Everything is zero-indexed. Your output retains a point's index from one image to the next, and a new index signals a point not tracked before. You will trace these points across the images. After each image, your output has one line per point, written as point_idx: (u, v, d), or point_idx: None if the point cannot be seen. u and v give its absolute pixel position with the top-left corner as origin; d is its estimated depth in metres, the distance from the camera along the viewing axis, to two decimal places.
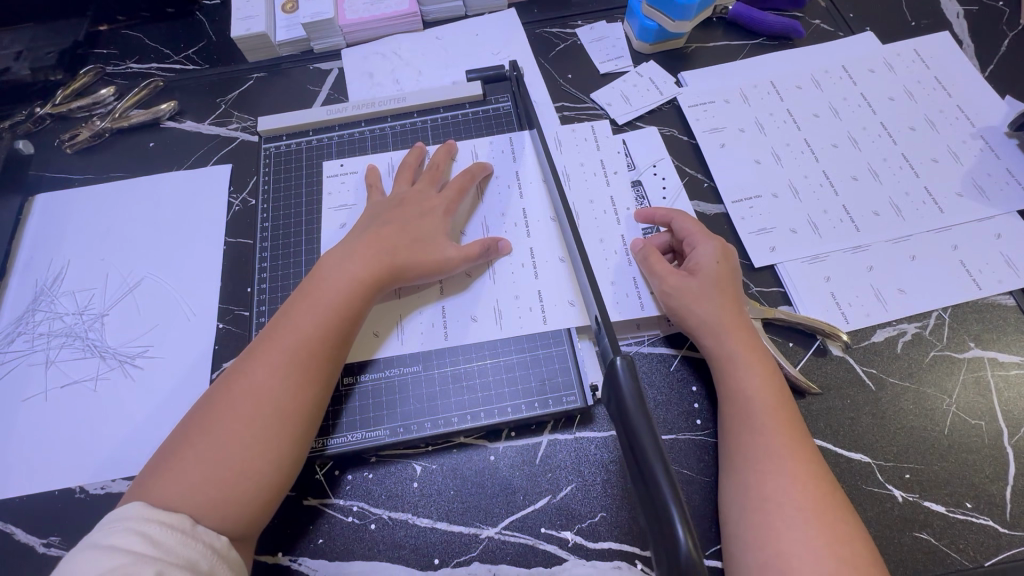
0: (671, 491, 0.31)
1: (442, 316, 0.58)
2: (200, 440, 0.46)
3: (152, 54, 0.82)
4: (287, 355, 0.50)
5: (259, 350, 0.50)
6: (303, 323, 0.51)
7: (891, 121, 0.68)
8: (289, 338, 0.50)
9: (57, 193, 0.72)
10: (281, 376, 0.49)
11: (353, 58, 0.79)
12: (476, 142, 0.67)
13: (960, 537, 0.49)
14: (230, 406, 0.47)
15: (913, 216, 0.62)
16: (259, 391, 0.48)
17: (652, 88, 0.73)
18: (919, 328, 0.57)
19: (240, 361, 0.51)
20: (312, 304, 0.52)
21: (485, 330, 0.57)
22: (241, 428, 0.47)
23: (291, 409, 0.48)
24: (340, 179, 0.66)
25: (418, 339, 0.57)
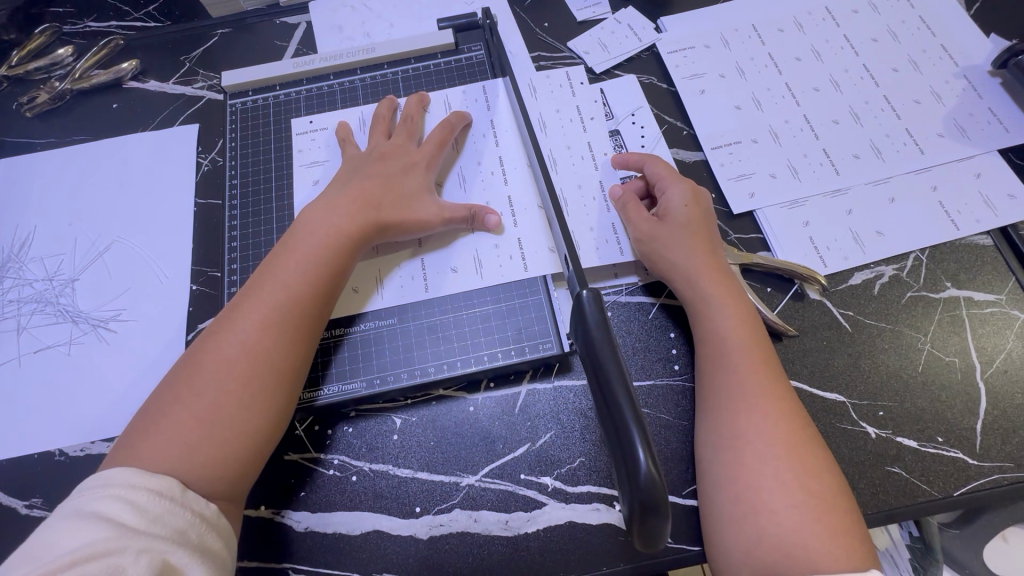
0: (634, 421, 0.33)
1: (419, 268, 0.57)
2: (187, 398, 0.46)
3: (111, 12, 0.79)
4: (272, 311, 0.49)
5: (241, 307, 0.49)
6: (288, 280, 0.50)
7: (874, 62, 0.66)
8: (275, 295, 0.49)
9: (19, 158, 0.69)
10: (269, 334, 0.48)
11: (320, 10, 0.76)
12: (450, 94, 0.65)
13: (931, 470, 0.50)
14: (214, 365, 0.47)
15: (893, 157, 0.61)
16: (244, 349, 0.47)
17: (630, 35, 0.70)
18: (897, 270, 0.57)
19: (222, 318, 0.50)
20: (297, 261, 0.51)
21: (463, 282, 0.56)
22: (227, 387, 0.46)
23: (279, 367, 0.48)
24: (310, 135, 0.64)
25: (397, 293, 0.56)
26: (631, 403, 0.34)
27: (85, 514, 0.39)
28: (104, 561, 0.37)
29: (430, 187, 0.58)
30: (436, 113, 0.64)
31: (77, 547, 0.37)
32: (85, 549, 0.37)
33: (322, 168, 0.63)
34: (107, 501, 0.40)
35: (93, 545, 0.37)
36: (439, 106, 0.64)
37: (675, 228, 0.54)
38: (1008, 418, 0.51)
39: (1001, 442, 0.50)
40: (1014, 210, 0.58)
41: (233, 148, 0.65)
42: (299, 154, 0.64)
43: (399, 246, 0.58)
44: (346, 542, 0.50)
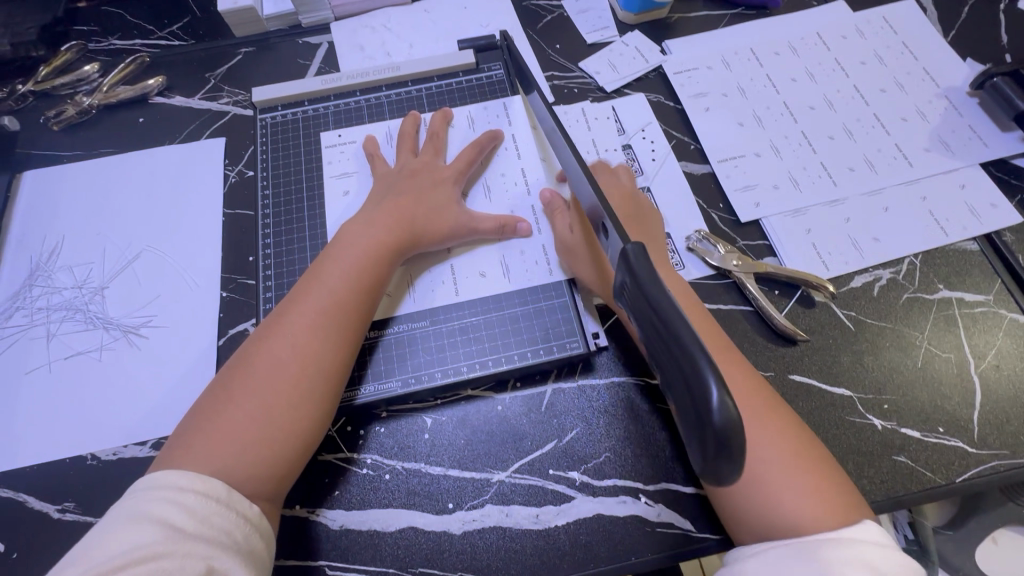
0: (713, 375, 0.30)
1: (448, 273, 0.60)
2: (237, 396, 0.47)
3: (136, 31, 0.81)
4: (318, 317, 0.51)
5: (287, 314, 0.51)
6: (331, 284, 0.52)
7: (864, 84, 0.72)
8: (320, 298, 0.52)
9: (46, 170, 0.71)
10: (315, 334, 0.50)
11: (342, 31, 0.79)
12: (473, 109, 0.68)
13: (933, 458, 0.53)
14: (264, 369, 0.49)
15: (885, 170, 0.66)
16: (295, 352, 0.49)
17: (638, 56, 0.75)
18: (894, 273, 0.61)
19: (269, 323, 0.52)
20: (339, 267, 0.54)
21: (492, 287, 0.59)
22: (276, 390, 0.48)
23: (324, 368, 0.50)
24: (338, 148, 0.67)
25: (424, 298, 0.59)
26: (719, 387, 0.30)
27: (137, 516, 0.40)
28: (153, 564, 0.38)
29: (460, 202, 0.61)
30: (460, 128, 0.67)
31: (127, 550, 0.38)
32: (135, 552, 0.38)
33: (351, 178, 0.65)
34: (156, 504, 0.41)
35: (142, 548, 0.39)
36: (462, 121, 0.68)
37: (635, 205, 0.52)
38: (1001, 409, 0.55)
39: (996, 431, 0.54)
40: (995, 218, 0.63)
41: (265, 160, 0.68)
42: (327, 165, 0.66)
43: (429, 254, 0.60)
44: (382, 539, 0.51)
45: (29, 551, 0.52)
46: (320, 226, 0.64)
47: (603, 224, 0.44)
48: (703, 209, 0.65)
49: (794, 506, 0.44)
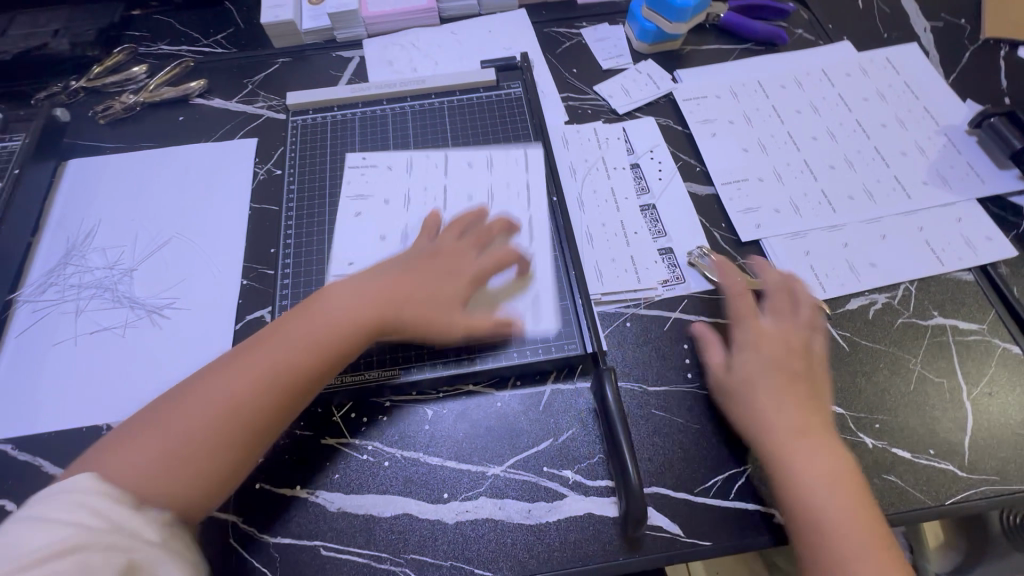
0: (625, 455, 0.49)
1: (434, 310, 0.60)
2: (172, 416, 0.46)
3: (183, 38, 0.88)
4: (276, 371, 0.49)
5: (252, 352, 0.50)
6: (297, 338, 0.51)
7: (865, 118, 0.75)
8: (282, 346, 0.50)
9: (90, 159, 0.76)
10: (267, 382, 0.49)
11: (373, 47, 0.85)
12: (465, 164, 0.70)
13: (924, 479, 0.54)
14: (207, 396, 0.47)
15: (883, 200, 0.68)
16: (241, 395, 0.47)
17: (650, 83, 0.80)
18: (889, 298, 0.63)
19: (235, 353, 0.51)
20: (312, 321, 0.52)
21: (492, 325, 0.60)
22: (210, 423, 0.46)
23: (260, 422, 0.48)
24: (359, 171, 0.70)
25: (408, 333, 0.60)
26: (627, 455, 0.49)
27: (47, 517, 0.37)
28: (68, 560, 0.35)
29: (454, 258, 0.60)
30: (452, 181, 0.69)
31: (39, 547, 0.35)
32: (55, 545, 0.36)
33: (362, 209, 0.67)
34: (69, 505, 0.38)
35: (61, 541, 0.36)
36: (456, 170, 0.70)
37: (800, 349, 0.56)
38: (992, 435, 0.56)
39: (988, 456, 0.55)
40: (991, 251, 0.65)
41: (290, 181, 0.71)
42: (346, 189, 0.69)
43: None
44: (377, 524, 0.53)
45: None
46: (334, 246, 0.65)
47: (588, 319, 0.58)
48: (705, 228, 0.68)
49: (852, 564, 0.45)
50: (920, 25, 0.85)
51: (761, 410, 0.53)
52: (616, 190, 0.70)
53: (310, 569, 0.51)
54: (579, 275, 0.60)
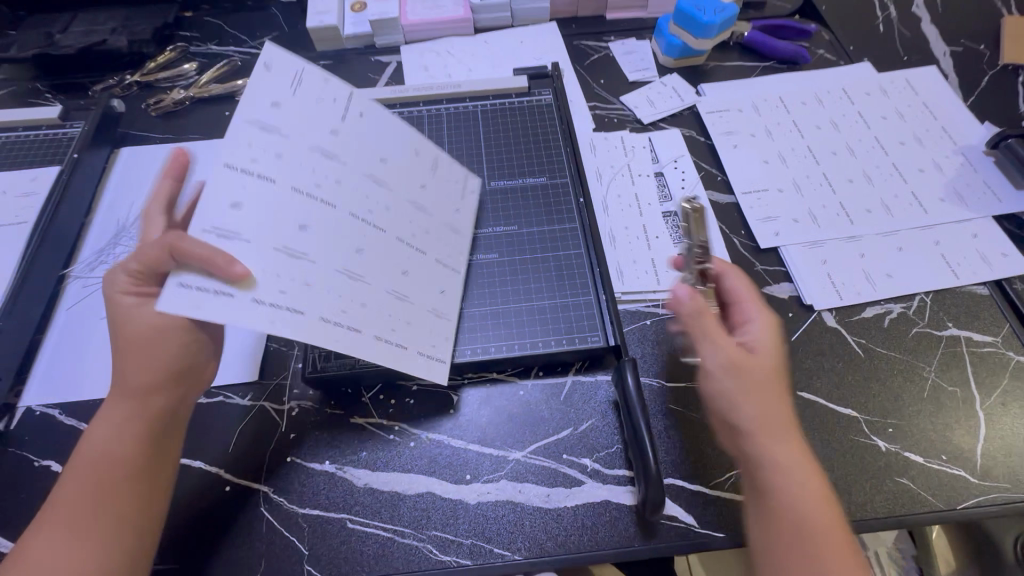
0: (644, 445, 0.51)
1: (284, 266, 0.46)
2: (24, 549, 0.43)
3: (231, 39, 0.93)
4: (105, 468, 0.45)
5: (84, 456, 0.46)
6: (117, 433, 0.46)
7: (884, 135, 0.77)
8: (100, 447, 0.46)
9: (140, 148, 0.80)
10: (100, 478, 0.45)
11: (410, 53, 0.89)
12: (451, 254, 0.61)
13: (936, 483, 0.55)
14: (62, 505, 0.44)
15: (900, 214, 0.70)
16: (92, 488, 0.45)
17: (674, 95, 0.83)
18: (904, 308, 0.64)
19: (75, 456, 0.46)
20: (123, 411, 0.47)
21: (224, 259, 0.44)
22: (69, 529, 0.43)
23: (116, 514, 0.45)
24: (415, 165, 0.61)
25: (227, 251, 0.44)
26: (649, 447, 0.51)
27: None
28: None
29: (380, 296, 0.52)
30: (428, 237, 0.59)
31: None
32: None
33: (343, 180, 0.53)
34: None
35: None
36: (445, 248, 0.61)
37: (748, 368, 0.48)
38: (1005, 444, 0.57)
39: (1000, 464, 0.56)
40: (1006, 266, 0.67)
41: (321, 86, 0.54)
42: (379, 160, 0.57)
43: (299, 251, 0.48)
44: (401, 500, 0.55)
45: None
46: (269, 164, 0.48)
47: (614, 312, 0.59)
48: (725, 234, 0.71)
49: None
50: (939, 50, 0.88)
51: (759, 448, 0.46)
52: (640, 196, 0.73)
53: (336, 540, 0.53)
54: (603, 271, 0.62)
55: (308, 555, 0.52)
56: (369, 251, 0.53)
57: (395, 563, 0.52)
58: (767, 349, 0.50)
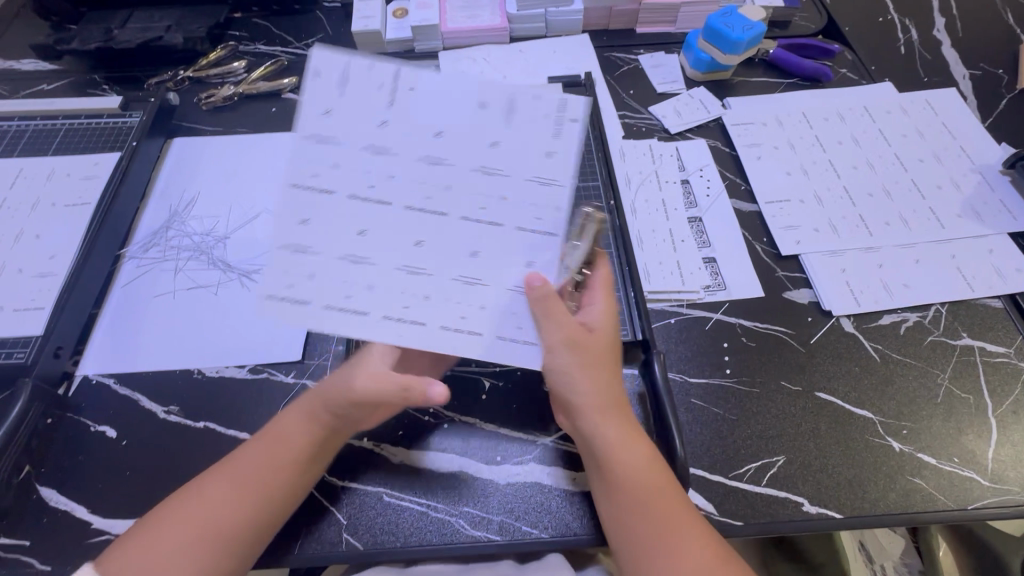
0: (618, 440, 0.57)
1: (348, 264, 0.47)
2: (190, 513, 0.49)
3: (278, 40, 0.97)
4: (281, 464, 0.52)
5: (266, 445, 0.52)
6: (294, 436, 0.53)
7: (903, 152, 0.80)
8: (282, 446, 0.52)
9: (193, 139, 0.85)
10: (276, 473, 0.51)
11: (448, 59, 0.94)
12: (521, 224, 0.48)
13: (949, 484, 0.57)
14: (236, 480, 0.50)
15: (918, 228, 0.73)
16: (263, 480, 0.51)
17: (701, 107, 0.86)
18: (920, 317, 0.67)
19: (252, 441, 0.53)
20: (300, 416, 0.53)
21: (296, 276, 0.47)
22: (237, 501, 0.50)
23: (282, 500, 0.51)
24: (485, 118, 0.48)
25: (309, 266, 0.47)
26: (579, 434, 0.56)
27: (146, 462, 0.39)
28: None
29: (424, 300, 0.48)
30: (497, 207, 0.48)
31: None
32: None
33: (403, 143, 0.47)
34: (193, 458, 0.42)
35: None
36: (517, 216, 0.48)
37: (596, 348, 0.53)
38: (1017, 450, 0.59)
39: (1012, 469, 0.58)
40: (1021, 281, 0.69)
41: (365, 75, 0.47)
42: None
43: (359, 242, 0.48)
44: (434, 477, 0.58)
45: (137, 441, 0.60)
46: (335, 165, 0.47)
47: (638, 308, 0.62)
48: (748, 241, 0.74)
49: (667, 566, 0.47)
50: (959, 72, 0.91)
51: (594, 427, 0.51)
52: (666, 201, 0.76)
53: (372, 511, 0.56)
54: (630, 269, 0.65)
55: (345, 524, 0.55)
56: (422, 226, 0.48)
57: (427, 536, 0.54)
58: (596, 328, 0.54)
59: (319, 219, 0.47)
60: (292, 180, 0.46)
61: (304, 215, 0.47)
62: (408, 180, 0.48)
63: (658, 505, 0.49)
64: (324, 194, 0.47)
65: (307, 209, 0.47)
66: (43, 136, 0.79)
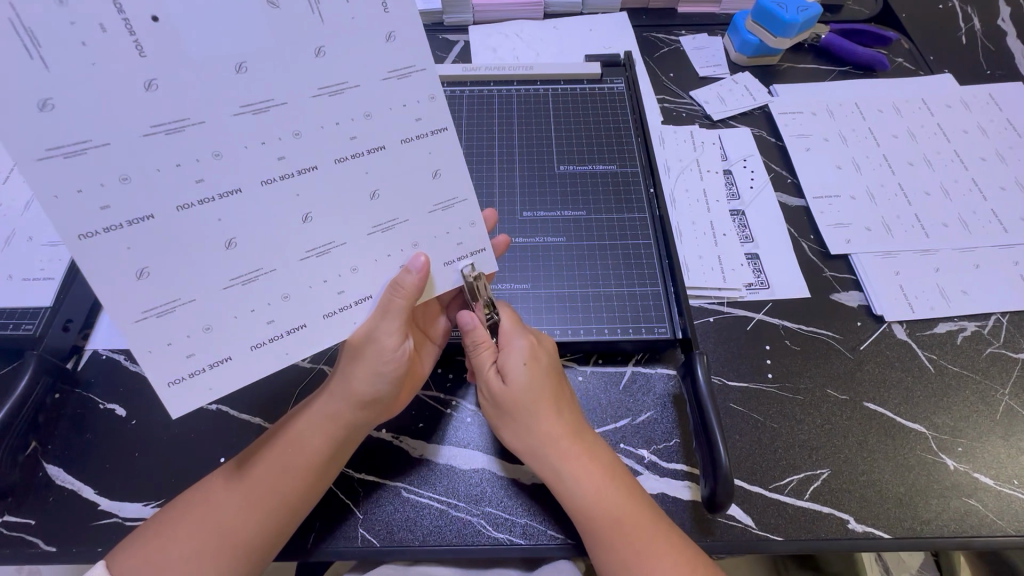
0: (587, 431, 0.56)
1: (251, 296, 0.41)
2: (203, 514, 0.46)
3: None
4: (296, 468, 0.48)
5: (280, 446, 0.49)
6: (312, 441, 0.49)
7: (964, 150, 0.75)
8: (299, 447, 0.49)
9: None
10: (289, 477, 0.48)
11: (478, 33, 0.89)
12: (448, 252, 0.46)
13: (1008, 508, 0.53)
14: (253, 481, 0.48)
15: (979, 231, 0.68)
16: (276, 485, 0.48)
17: (746, 94, 0.81)
18: (978, 327, 0.63)
19: (273, 439, 0.50)
20: (322, 420, 0.50)
21: (185, 327, 0.39)
22: (250, 507, 0.47)
23: (293, 505, 0.48)
24: (400, 89, 0.39)
25: (185, 315, 0.39)
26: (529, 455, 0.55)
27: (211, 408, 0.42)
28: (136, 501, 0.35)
29: (379, 315, 0.46)
30: (414, 242, 0.45)
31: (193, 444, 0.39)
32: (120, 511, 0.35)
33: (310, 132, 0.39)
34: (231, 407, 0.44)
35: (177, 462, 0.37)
36: (441, 244, 0.46)
37: (524, 389, 0.50)
38: None
39: None
40: None
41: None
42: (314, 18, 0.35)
43: (253, 268, 0.40)
44: (457, 474, 0.55)
45: (147, 421, 0.57)
46: (202, 157, 0.35)
47: (680, 305, 0.59)
48: (794, 238, 0.69)
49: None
50: None
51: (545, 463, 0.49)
52: (707, 191, 0.72)
53: (390, 506, 0.53)
54: (673, 263, 0.62)
55: (362, 518, 0.52)
56: (329, 231, 0.41)
57: (447, 535, 0.52)
58: (516, 373, 0.50)
59: (181, 251, 0.37)
60: (172, 200, 0.36)
61: (141, 260, 0.36)
62: (308, 171, 0.39)
63: (627, 534, 0.47)
64: (155, 186, 0.35)
65: (151, 231, 0.36)
66: None
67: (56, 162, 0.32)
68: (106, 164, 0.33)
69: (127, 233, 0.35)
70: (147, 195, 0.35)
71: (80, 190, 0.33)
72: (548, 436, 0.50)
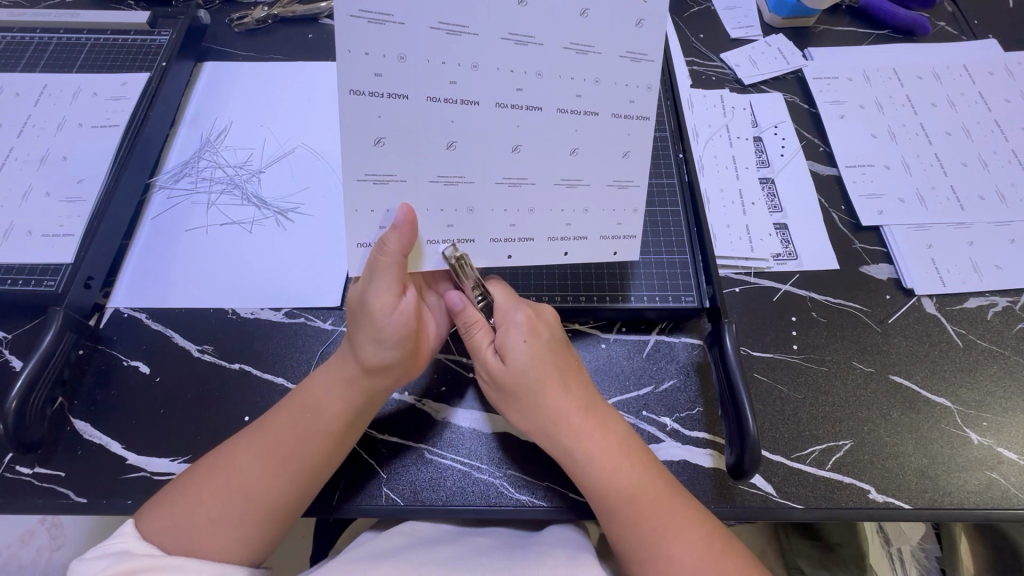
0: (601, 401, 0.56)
1: (423, 185, 0.46)
2: (224, 479, 0.46)
3: None
4: (315, 434, 0.48)
5: (298, 412, 0.49)
6: (330, 408, 0.49)
7: (1005, 120, 0.72)
8: (319, 414, 0.49)
9: (223, 64, 0.78)
10: (306, 443, 0.48)
11: None
12: (606, 226, 0.51)
13: None
14: (269, 447, 0.47)
15: (1016, 204, 0.66)
16: (295, 451, 0.47)
17: (779, 57, 0.78)
18: (1010, 302, 0.61)
19: (291, 403, 0.50)
20: (339, 387, 0.49)
21: (382, 203, 0.46)
22: (269, 473, 0.47)
23: (312, 470, 0.48)
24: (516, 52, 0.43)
25: (394, 192, 0.45)
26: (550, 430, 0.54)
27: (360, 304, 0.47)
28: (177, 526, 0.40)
29: (370, 274, 0.45)
30: (584, 209, 0.50)
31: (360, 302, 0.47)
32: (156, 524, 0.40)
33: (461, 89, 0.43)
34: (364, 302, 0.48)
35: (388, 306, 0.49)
36: (603, 218, 0.50)
37: (526, 367, 0.49)
38: None
39: None
40: None
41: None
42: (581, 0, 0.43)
43: (457, 173, 0.46)
44: (480, 438, 0.55)
45: (170, 379, 0.58)
46: (464, 64, 0.43)
47: (710, 274, 0.59)
48: (824, 208, 0.67)
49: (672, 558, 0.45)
50: None
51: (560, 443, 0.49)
52: (736, 159, 0.70)
53: (414, 467, 0.53)
54: (703, 231, 0.61)
55: (386, 478, 0.53)
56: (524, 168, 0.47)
57: (470, 496, 0.52)
58: (516, 352, 0.49)
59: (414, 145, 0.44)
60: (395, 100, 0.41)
61: (379, 130, 0.43)
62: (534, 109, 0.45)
63: (646, 509, 0.46)
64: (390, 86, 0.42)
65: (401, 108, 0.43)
66: (67, 50, 0.74)
67: (363, 23, 0.40)
68: (393, 39, 0.41)
69: (384, 104, 0.43)
70: (403, 77, 0.42)
71: (367, 54, 0.41)
72: (558, 416, 0.49)
